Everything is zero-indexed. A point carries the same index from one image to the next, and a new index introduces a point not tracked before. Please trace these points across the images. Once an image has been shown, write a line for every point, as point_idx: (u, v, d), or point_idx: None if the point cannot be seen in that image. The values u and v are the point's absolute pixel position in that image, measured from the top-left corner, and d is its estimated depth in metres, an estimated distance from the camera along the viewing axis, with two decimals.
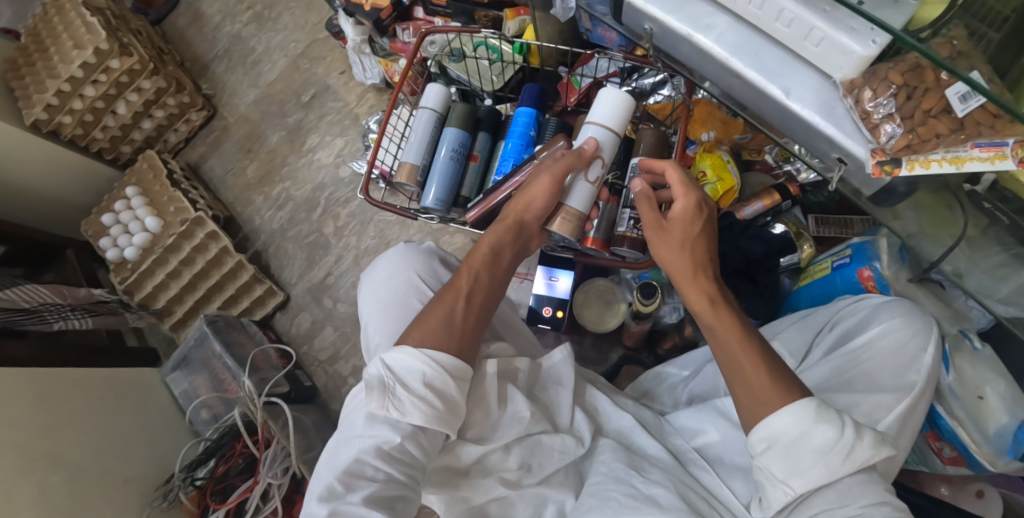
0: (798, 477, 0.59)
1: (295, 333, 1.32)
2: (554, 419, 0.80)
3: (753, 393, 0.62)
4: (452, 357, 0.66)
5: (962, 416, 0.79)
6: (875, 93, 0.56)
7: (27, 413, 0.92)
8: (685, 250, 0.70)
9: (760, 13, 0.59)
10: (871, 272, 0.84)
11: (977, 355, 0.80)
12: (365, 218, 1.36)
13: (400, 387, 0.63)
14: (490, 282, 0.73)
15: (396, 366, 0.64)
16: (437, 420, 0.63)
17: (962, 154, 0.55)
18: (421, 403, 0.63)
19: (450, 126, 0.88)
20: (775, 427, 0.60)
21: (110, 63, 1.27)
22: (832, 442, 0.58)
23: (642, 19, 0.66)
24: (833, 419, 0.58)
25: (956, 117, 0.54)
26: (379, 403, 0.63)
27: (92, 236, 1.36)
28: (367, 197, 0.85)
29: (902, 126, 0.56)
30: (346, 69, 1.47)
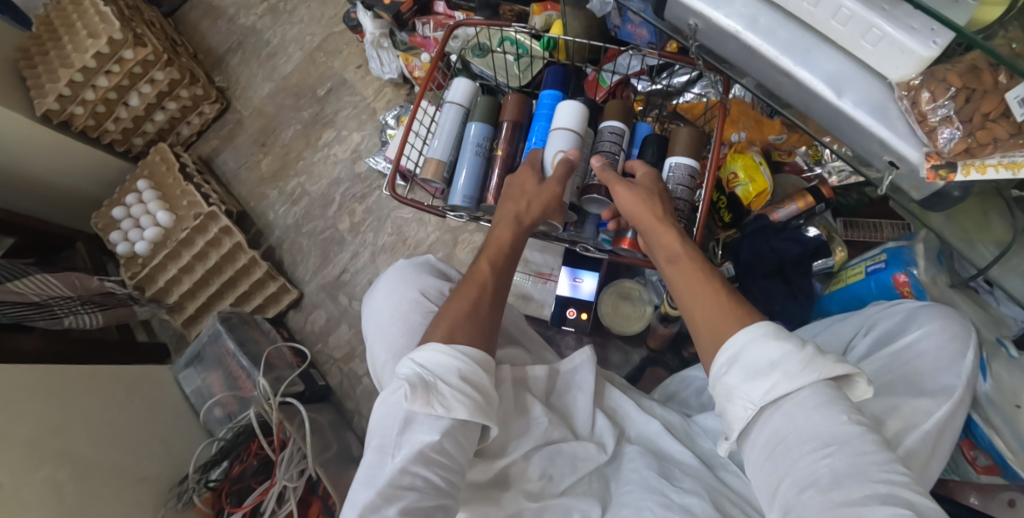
0: (758, 390, 0.52)
1: (309, 331, 1.31)
2: (574, 426, 0.79)
3: (702, 323, 0.59)
4: (479, 350, 0.65)
5: (999, 423, 0.77)
6: (934, 95, 0.54)
7: (39, 410, 0.91)
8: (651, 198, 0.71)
9: (815, 11, 0.56)
10: (907, 278, 0.82)
11: (1014, 362, 0.79)
12: (382, 214, 1.34)
13: (441, 383, 0.61)
14: (506, 276, 0.74)
15: (428, 363, 0.62)
16: (479, 412, 0.61)
17: (1019, 159, 0.53)
18: (462, 397, 0.61)
19: (474, 120, 0.86)
20: (732, 347, 0.55)
21: (124, 54, 1.25)
22: (792, 353, 0.52)
23: (686, 14, 0.64)
24: (791, 336, 0.53)
25: (1015, 122, 0.52)
26: (422, 401, 0.59)
27: (102, 229, 1.33)
28: (393, 193, 0.84)
29: (961, 130, 0.53)
30: (363, 63, 1.45)
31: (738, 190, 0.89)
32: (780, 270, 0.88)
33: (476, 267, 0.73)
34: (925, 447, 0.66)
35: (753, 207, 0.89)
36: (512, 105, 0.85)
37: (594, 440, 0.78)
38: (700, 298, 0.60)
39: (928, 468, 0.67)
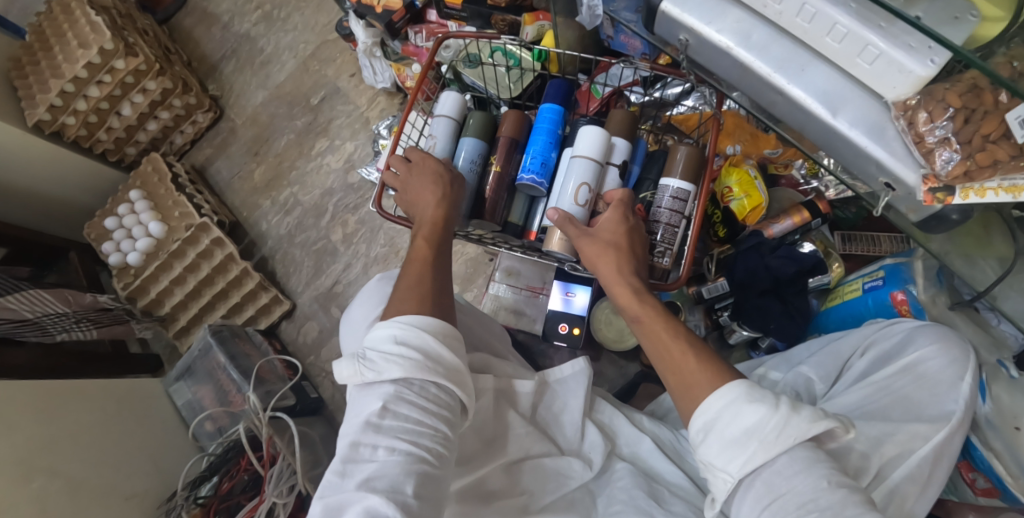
0: (735, 462, 0.54)
1: (302, 343, 1.29)
2: (560, 442, 0.77)
3: (676, 382, 0.60)
4: (415, 313, 0.64)
5: (999, 447, 0.75)
6: (931, 116, 0.51)
7: (29, 425, 0.89)
8: (613, 251, 0.69)
9: (809, 27, 0.55)
10: (905, 296, 0.81)
11: (1015, 383, 0.76)
12: (375, 225, 1.32)
13: (371, 352, 0.61)
14: (443, 254, 0.73)
15: (370, 338, 0.63)
16: (419, 370, 0.59)
17: (1020, 183, 0.52)
18: (393, 358, 0.60)
19: (468, 136, 0.83)
20: (707, 413, 0.56)
21: (115, 63, 1.24)
22: (766, 418, 0.54)
23: (676, 29, 0.62)
24: (765, 398, 0.55)
25: (1016, 143, 0.50)
26: (353, 372, 0.60)
27: (96, 239, 1.33)
28: (379, 208, 0.83)
29: (960, 152, 0.51)
30: (357, 72, 1.44)
31: (732, 205, 0.87)
32: (776, 288, 0.84)
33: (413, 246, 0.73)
34: (921, 475, 0.65)
35: (748, 222, 0.87)
36: (509, 119, 0.81)
37: (581, 455, 0.77)
38: (677, 362, 0.61)
39: (924, 497, 0.66)
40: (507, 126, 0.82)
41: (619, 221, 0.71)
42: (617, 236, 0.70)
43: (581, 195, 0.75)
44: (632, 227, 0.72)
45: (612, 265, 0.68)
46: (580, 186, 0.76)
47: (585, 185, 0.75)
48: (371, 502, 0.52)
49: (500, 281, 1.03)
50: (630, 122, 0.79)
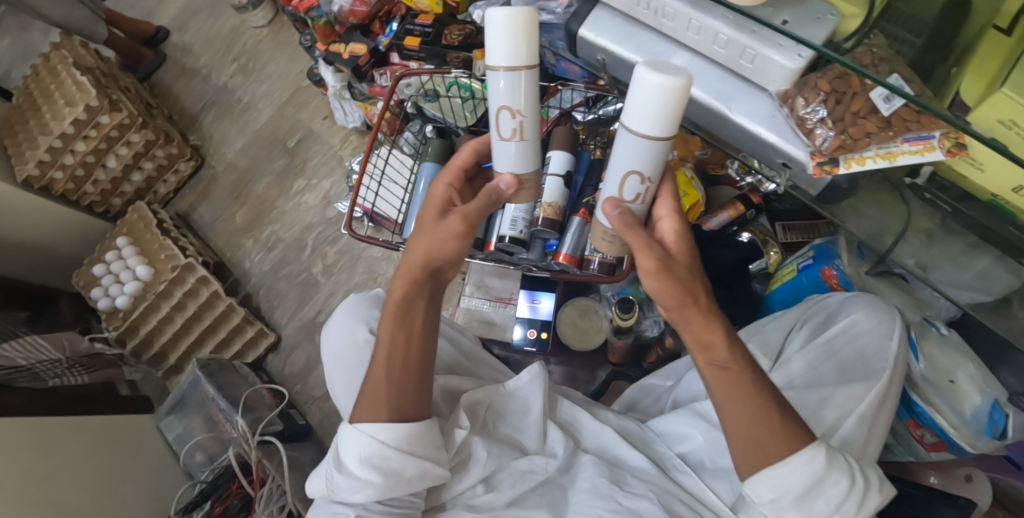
0: None
1: (288, 373, 1.34)
2: (522, 445, 0.82)
3: (731, 419, 0.61)
4: (376, 429, 0.66)
5: (938, 402, 0.82)
6: (807, 100, 0.61)
7: (29, 459, 0.93)
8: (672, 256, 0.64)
9: (698, 38, 0.63)
10: (833, 270, 0.89)
11: (945, 339, 0.84)
12: (354, 254, 1.40)
13: (337, 472, 0.66)
14: (419, 337, 0.70)
15: (341, 446, 0.67)
16: (384, 492, 0.65)
17: (894, 149, 0.58)
18: (359, 481, 0.65)
19: (427, 162, 0.95)
20: (791, 481, 0.58)
21: (100, 119, 1.32)
22: (845, 493, 0.59)
23: (594, 51, 0.71)
24: (844, 473, 0.59)
25: (882, 117, 0.58)
26: (323, 487, 0.67)
27: (84, 286, 1.38)
28: (352, 232, 0.91)
29: (834, 129, 0.60)
30: (330, 115, 1.53)
31: None
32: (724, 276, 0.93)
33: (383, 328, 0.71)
34: (863, 427, 0.72)
35: (690, 218, 0.96)
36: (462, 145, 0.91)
37: (544, 452, 0.82)
38: (742, 413, 0.60)
39: (868, 447, 0.73)
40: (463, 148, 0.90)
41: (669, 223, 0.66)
42: (683, 263, 0.62)
43: (632, 192, 0.65)
44: (694, 257, 0.64)
45: (684, 308, 0.61)
46: (626, 174, 0.64)
47: (646, 184, 0.64)
48: None
49: (471, 295, 1.09)
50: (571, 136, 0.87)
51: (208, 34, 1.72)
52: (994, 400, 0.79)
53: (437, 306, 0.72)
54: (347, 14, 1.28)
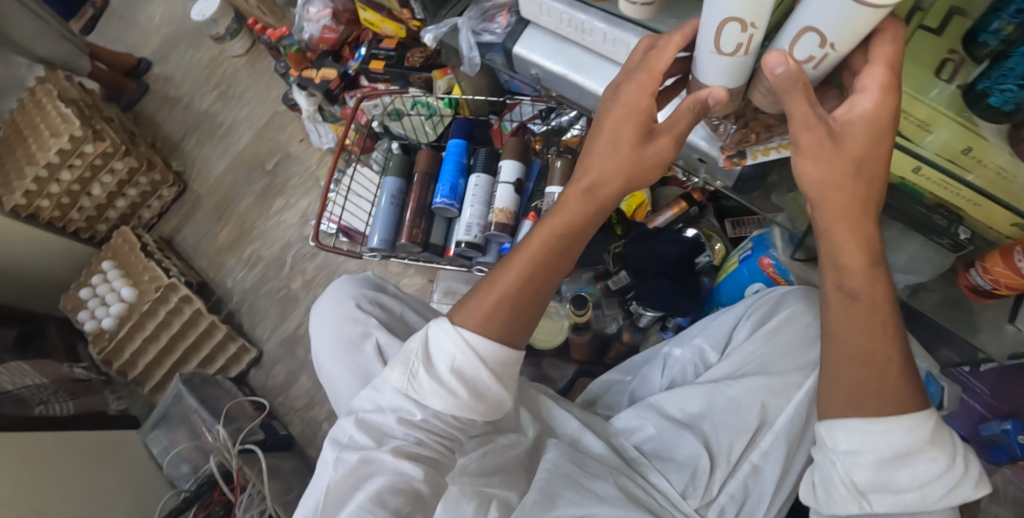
0: (881, 493, 0.56)
1: (270, 386, 1.39)
2: (499, 419, 0.82)
3: (847, 344, 0.58)
4: (490, 347, 0.61)
5: None
6: None
7: (20, 471, 0.97)
8: (852, 172, 0.54)
9: (614, 50, 0.67)
10: (770, 259, 0.92)
11: None
12: (331, 269, 1.45)
13: (423, 369, 0.61)
14: (557, 265, 0.64)
15: (432, 342, 0.63)
16: (460, 409, 0.61)
17: (795, 140, 0.64)
18: (442, 389, 0.61)
19: (388, 176, 1.00)
20: (880, 443, 0.55)
21: (84, 148, 1.39)
22: (943, 473, 0.55)
23: (528, 66, 0.77)
24: (945, 449, 0.55)
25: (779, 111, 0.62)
26: (401, 377, 0.62)
27: (71, 310, 1.43)
28: (317, 243, 0.99)
29: (736, 124, 0.65)
30: (306, 137, 1.60)
31: (621, 205, 1.03)
32: (669, 270, 0.97)
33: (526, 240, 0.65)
34: (801, 415, 0.76)
35: (636, 217, 1.04)
36: (422, 159, 0.99)
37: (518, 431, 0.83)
38: (856, 339, 0.57)
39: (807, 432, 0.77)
40: (422, 164, 0.99)
41: (871, 128, 0.53)
42: (869, 169, 0.54)
43: (802, 52, 0.50)
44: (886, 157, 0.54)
45: (846, 213, 0.56)
46: (801, 29, 0.49)
47: (826, 50, 0.49)
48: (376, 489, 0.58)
49: (439, 300, 1.14)
50: (522, 146, 0.94)
51: (190, 64, 1.79)
52: (929, 375, 0.83)
53: (585, 237, 0.65)
54: (317, 41, 1.35)
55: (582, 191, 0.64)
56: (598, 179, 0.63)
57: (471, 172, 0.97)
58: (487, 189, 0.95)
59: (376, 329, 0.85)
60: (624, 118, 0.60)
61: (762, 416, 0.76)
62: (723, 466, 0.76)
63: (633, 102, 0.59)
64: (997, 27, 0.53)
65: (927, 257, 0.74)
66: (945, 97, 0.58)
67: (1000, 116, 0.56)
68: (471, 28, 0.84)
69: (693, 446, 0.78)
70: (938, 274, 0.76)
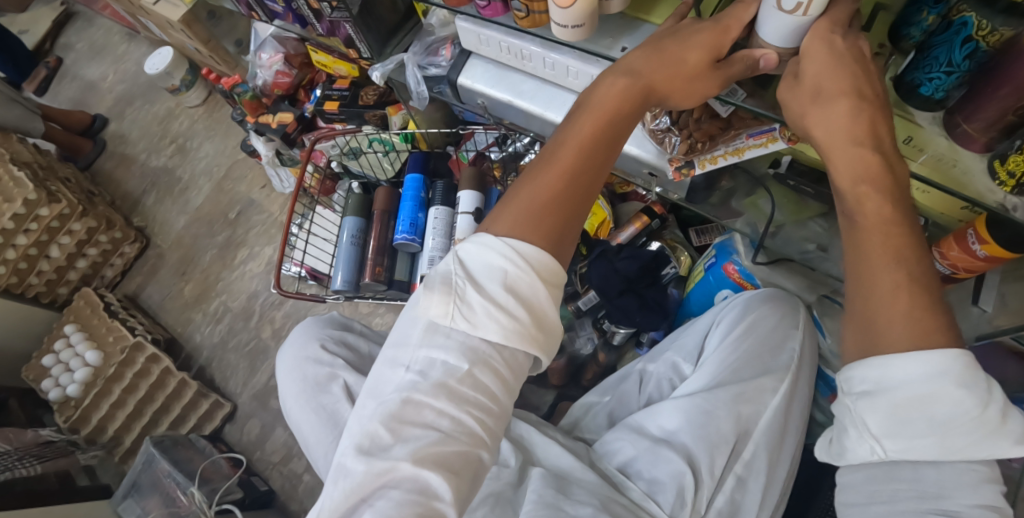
0: (898, 441, 0.48)
1: (246, 441, 1.35)
2: None
3: (857, 271, 0.52)
4: (541, 252, 0.54)
5: None
6: (654, 114, 0.71)
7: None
8: (829, 100, 0.52)
9: (554, 72, 0.68)
10: (734, 265, 0.93)
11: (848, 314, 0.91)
12: (300, 315, 1.43)
13: (472, 290, 0.53)
14: (602, 159, 0.59)
15: (475, 259, 0.54)
16: (516, 336, 0.53)
17: (741, 145, 0.65)
18: (496, 314, 0.52)
19: (348, 216, 0.99)
20: (897, 377, 0.48)
21: (40, 211, 1.36)
22: (970, 413, 0.46)
23: (474, 95, 0.77)
24: (978, 387, 0.46)
25: (721, 116, 0.64)
26: (444, 306, 0.53)
27: (34, 380, 1.39)
28: (278, 289, 0.95)
29: (681, 135, 0.69)
30: (267, 183, 1.59)
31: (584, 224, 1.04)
32: (632, 286, 0.94)
33: (568, 133, 0.58)
34: (779, 420, 0.77)
35: (600, 235, 1.04)
36: (382, 197, 0.98)
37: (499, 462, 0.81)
38: (867, 268, 0.51)
39: (785, 440, 0.79)
40: (381, 201, 0.98)
41: (832, 62, 0.50)
42: (838, 89, 0.51)
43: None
44: (860, 74, 0.51)
45: (834, 144, 0.53)
46: None
47: None
48: (395, 494, 0.49)
49: None
50: (477, 176, 0.94)
51: (146, 120, 1.78)
52: None
53: (631, 128, 0.59)
54: (271, 86, 1.35)
55: (629, 82, 0.57)
56: (648, 71, 0.57)
57: (430, 205, 0.96)
58: (448, 222, 0.94)
59: (342, 370, 0.82)
60: (698, 50, 0.54)
61: (740, 426, 0.76)
62: (709, 483, 0.73)
63: (710, 42, 0.54)
64: (919, 19, 0.54)
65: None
66: None
67: (933, 104, 0.56)
68: (417, 63, 0.85)
69: (676, 461, 0.74)
70: None
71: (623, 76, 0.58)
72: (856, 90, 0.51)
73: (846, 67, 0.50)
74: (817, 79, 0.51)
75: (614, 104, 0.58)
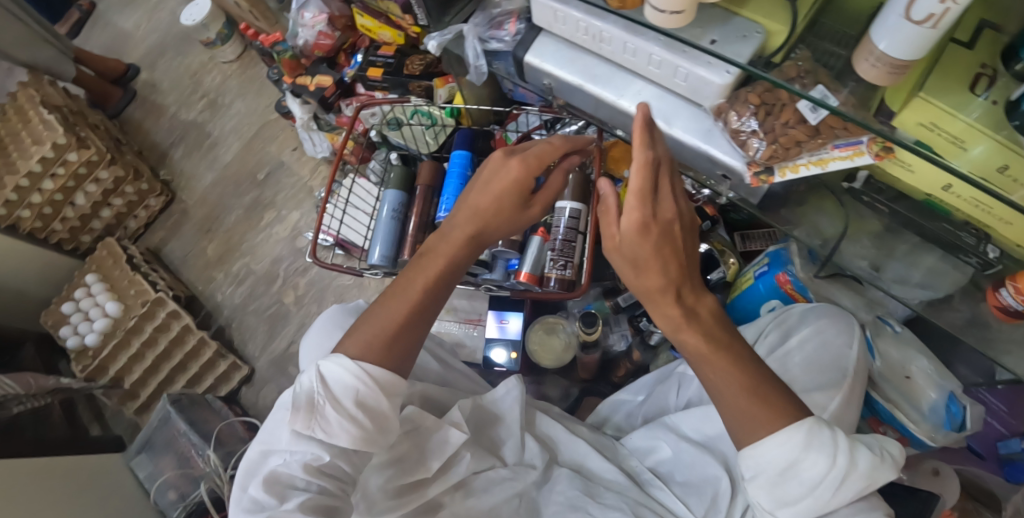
0: (787, 508, 0.56)
1: (261, 406, 1.34)
2: (500, 454, 0.78)
3: (720, 397, 0.60)
4: (386, 371, 0.62)
5: (897, 398, 0.87)
6: (738, 114, 0.63)
7: (9, 485, 0.93)
8: (654, 250, 0.58)
9: (634, 60, 0.65)
10: (787, 276, 0.90)
11: (898, 337, 0.89)
12: (324, 284, 1.40)
13: (328, 404, 0.59)
14: (448, 285, 0.69)
15: (329, 375, 0.60)
16: (364, 441, 0.59)
17: (824, 156, 0.61)
18: (349, 424, 0.59)
19: (390, 188, 0.96)
20: (767, 458, 0.56)
21: (68, 156, 1.33)
22: (825, 472, 0.55)
23: (540, 76, 0.73)
24: (826, 447, 0.55)
25: (811, 125, 0.61)
26: (304, 420, 0.58)
27: (52, 325, 1.37)
28: (314, 259, 0.92)
29: (765, 140, 0.63)
30: (298, 146, 1.56)
31: None
32: None
33: (408, 285, 0.67)
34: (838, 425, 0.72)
35: None
36: (427, 171, 0.95)
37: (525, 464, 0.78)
38: (725, 387, 0.59)
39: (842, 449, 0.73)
40: (425, 176, 0.95)
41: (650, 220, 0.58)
42: (647, 253, 0.59)
43: (922, 11, 0.47)
44: (671, 236, 0.59)
45: (654, 301, 0.61)
46: None
47: (947, 5, 0.45)
48: None
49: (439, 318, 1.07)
50: None
51: (177, 72, 1.75)
52: (950, 394, 0.84)
53: (465, 268, 0.71)
54: (312, 47, 1.29)
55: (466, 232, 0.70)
56: (484, 214, 0.69)
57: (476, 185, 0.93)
58: None
59: None
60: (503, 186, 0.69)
61: None
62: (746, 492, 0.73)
63: (506, 186, 0.69)
64: None
65: (942, 273, 0.73)
66: (982, 114, 0.53)
67: None
68: (477, 35, 0.81)
69: (714, 468, 0.74)
70: (953, 286, 0.73)
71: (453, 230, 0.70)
72: (669, 256, 0.59)
73: (670, 231, 0.59)
74: (639, 247, 0.59)
75: (450, 251, 0.70)
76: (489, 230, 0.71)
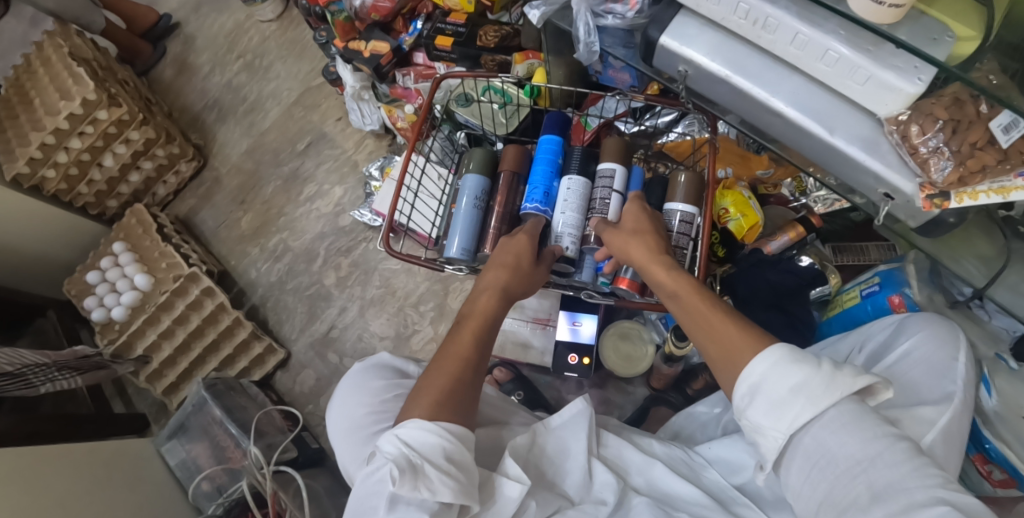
0: (784, 420, 0.52)
1: (298, 392, 1.26)
2: (573, 489, 0.70)
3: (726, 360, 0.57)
4: (460, 424, 0.61)
5: (1010, 438, 0.76)
6: (922, 129, 0.54)
7: (33, 478, 0.86)
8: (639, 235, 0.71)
9: (801, 53, 0.56)
10: (902, 298, 0.82)
11: (1016, 374, 0.78)
12: (369, 266, 1.32)
13: (427, 464, 0.56)
14: (491, 332, 0.71)
15: (410, 438, 0.59)
16: (464, 496, 0.57)
17: (1008, 184, 0.53)
18: (449, 479, 0.56)
19: (470, 172, 0.87)
20: (753, 375, 0.54)
21: (98, 114, 1.22)
22: (813, 374, 0.52)
23: (675, 61, 0.64)
24: (808, 357, 0.53)
25: (1000, 149, 0.52)
26: (408, 481, 0.55)
27: (76, 296, 1.29)
28: (388, 248, 0.83)
29: (953, 161, 0.53)
30: (343, 116, 1.45)
31: (730, 225, 0.88)
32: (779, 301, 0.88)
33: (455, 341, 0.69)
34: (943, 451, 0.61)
35: (747, 240, 0.89)
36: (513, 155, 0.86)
37: (593, 500, 0.69)
38: (731, 346, 0.57)
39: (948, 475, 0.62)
40: (508, 160, 0.86)
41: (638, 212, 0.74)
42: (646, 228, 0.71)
43: None
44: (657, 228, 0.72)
45: (648, 262, 0.68)
46: None
47: None
48: None
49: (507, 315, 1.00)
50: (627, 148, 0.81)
51: (212, 29, 1.63)
52: None
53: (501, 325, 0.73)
54: (369, 10, 1.16)
55: (496, 293, 0.73)
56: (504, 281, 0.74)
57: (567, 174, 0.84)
58: (587, 197, 0.82)
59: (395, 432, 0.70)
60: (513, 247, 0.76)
61: None
62: None
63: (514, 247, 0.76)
64: None
65: None
66: None
67: None
68: (589, 8, 0.71)
69: None
70: None
71: (483, 292, 0.73)
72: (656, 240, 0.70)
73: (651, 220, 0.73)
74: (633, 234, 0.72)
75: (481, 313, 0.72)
76: (514, 285, 0.74)
